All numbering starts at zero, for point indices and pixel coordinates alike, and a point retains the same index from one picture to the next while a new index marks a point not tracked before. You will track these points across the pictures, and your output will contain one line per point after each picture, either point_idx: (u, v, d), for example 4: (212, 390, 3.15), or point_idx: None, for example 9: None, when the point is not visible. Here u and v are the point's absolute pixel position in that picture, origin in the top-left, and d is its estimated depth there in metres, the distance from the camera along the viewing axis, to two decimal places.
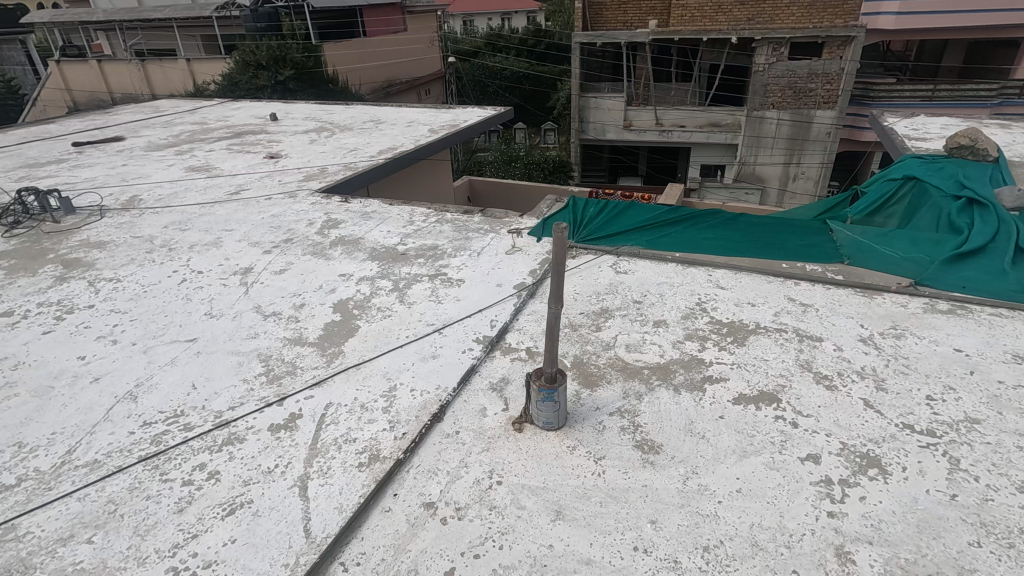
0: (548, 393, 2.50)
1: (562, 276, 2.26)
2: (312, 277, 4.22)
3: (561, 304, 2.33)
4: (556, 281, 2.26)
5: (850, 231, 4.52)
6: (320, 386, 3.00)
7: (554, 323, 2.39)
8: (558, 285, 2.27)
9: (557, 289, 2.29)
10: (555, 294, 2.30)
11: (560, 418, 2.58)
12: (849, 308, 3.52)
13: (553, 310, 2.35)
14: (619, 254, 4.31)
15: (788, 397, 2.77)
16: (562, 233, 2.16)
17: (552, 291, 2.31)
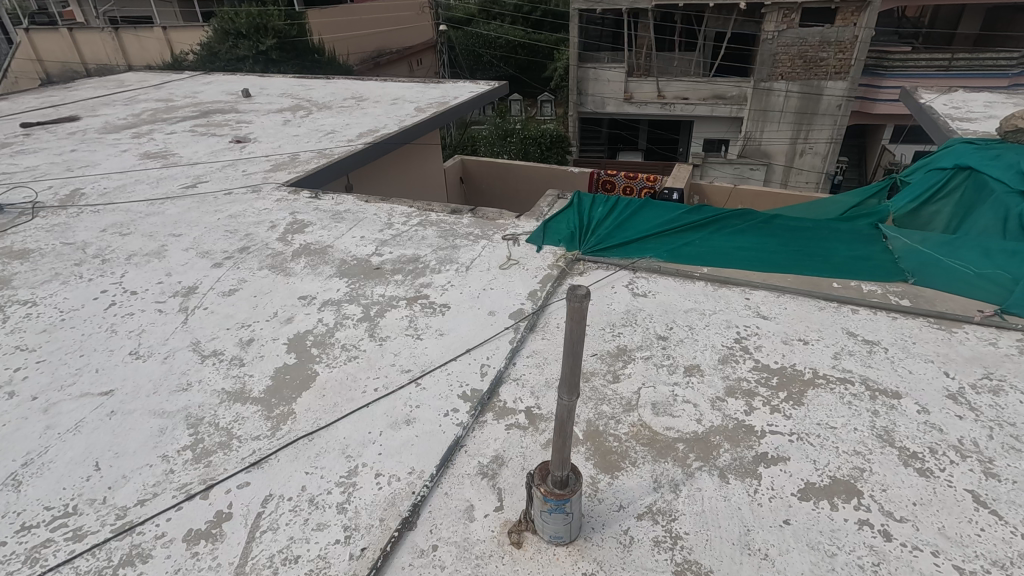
0: (558, 504, 1.82)
1: (578, 358, 1.57)
2: (266, 301, 3.50)
3: (575, 394, 1.64)
4: (569, 364, 1.57)
5: (908, 238, 3.81)
6: (260, 468, 2.32)
7: (565, 417, 1.69)
8: (573, 371, 1.58)
9: (571, 375, 1.60)
10: (569, 382, 1.61)
11: (573, 529, 1.92)
12: (927, 347, 2.84)
13: (564, 401, 1.66)
14: (636, 270, 3.62)
15: (871, 490, 2.11)
16: (579, 303, 1.45)
17: (564, 376, 1.62)
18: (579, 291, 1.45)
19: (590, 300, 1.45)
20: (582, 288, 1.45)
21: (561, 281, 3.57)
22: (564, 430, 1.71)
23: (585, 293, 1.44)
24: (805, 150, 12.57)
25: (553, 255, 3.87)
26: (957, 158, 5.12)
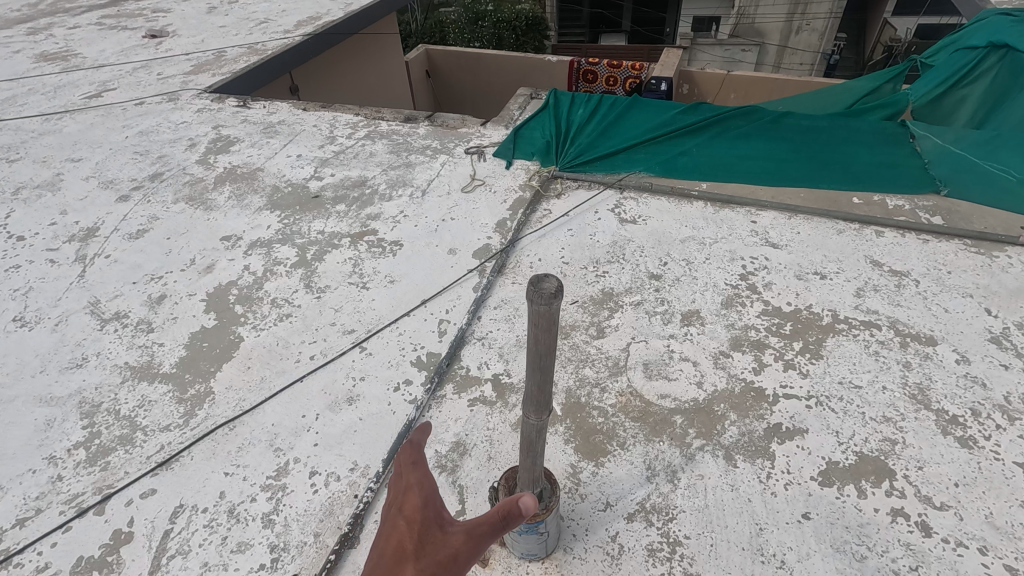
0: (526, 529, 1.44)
1: (548, 373, 1.13)
2: (180, 244, 2.91)
3: (547, 413, 1.22)
4: (536, 381, 1.14)
5: (938, 137, 3.28)
6: (167, 471, 1.89)
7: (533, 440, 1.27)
8: (541, 390, 1.15)
9: (539, 392, 1.17)
10: (536, 401, 1.19)
11: (549, 545, 1.56)
12: (963, 278, 2.41)
13: (532, 421, 1.24)
14: (623, 188, 3.07)
15: (904, 469, 1.76)
16: (547, 306, 1.00)
17: (529, 393, 1.20)
18: (545, 289, 0.99)
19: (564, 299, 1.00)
20: (550, 284, 1.00)
21: (535, 205, 3.01)
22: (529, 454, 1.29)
23: (555, 290, 0.99)
24: (802, 27, 11.37)
25: (525, 173, 3.27)
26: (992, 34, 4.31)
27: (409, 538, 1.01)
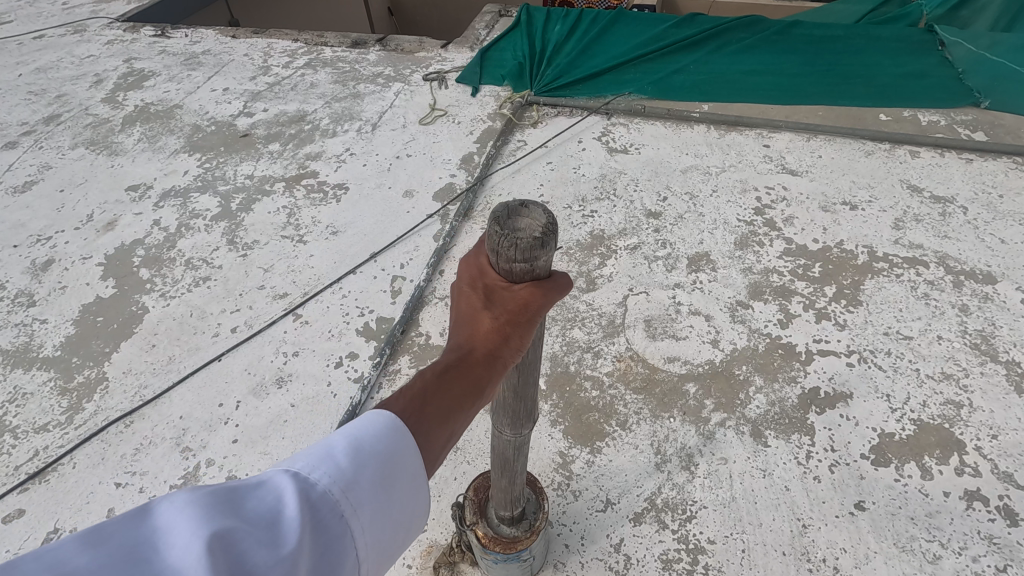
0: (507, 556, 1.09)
1: (528, 373, 0.89)
2: (76, 196, 2.39)
3: (525, 428, 0.96)
4: (513, 384, 0.89)
5: (971, 43, 2.82)
6: (42, 484, 1.47)
7: (511, 456, 0.98)
8: (520, 397, 0.92)
9: (516, 400, 0.92)
10: (512, 412, 0.94)
11: (536, 565, 1.19)
12: (1018, 203, 2.02)
13: (506, 435, 0.97)
14: (611, 113, 2.60)
15: (975, 439, 1.41)
16: (528, 261, 0.76)
17: (501, 402, 0.94)
18: (527, 236, 0.76)
19: (552, 251, 0.78)
20: (536, 232, 0.77)
21: (507, 135, 2.52)
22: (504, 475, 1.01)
23: (540, 238, 0.76)
24: None
25: (495, 100, 2.76)
26: None
27: (472, 317, 0.78)
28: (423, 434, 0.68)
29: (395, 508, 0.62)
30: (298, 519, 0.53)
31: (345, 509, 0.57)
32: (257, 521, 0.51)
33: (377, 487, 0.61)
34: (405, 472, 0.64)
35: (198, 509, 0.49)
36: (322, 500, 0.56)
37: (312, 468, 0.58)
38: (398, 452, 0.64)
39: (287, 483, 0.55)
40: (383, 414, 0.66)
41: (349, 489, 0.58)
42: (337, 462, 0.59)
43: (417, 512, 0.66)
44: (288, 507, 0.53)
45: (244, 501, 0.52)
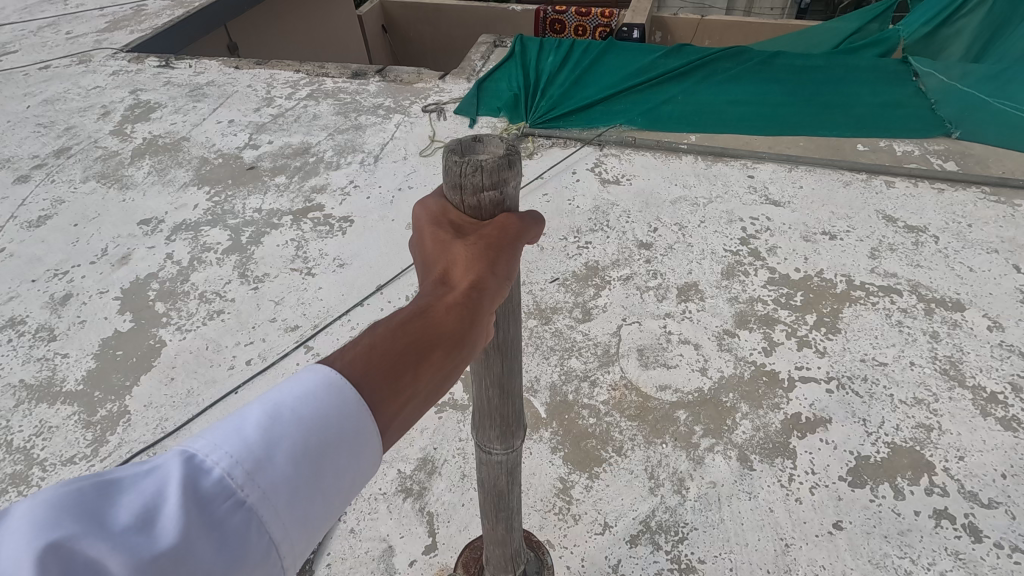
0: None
1: (509, 394, 1.01)
2: (90, 231, 2.47)
3: (511, 445, 1.08)
4: (497, 405, 1.01)
5: (943, 74, 2.97)
6: None
7: (504, 485, 1.12)
8: (505, 416, 1.03)
9: (502, 419, 1.04)
10: (499, 430, 1.05)
11: None
12: (986, 231, 2.15)
13: (497, 451, 1.08)
14: (603, 144, 2.71)
15: (944, 460, 1.52)
16: (499, 180, 0.83)
17: (485, 425, 1.05)
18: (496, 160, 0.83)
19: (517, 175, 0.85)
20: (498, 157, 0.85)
21: None
22: (500, 512, 1.16)
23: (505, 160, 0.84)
24: None
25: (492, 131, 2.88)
26: None
27: (441, 254, 0.78)
28: (386, 386, 0.62)
29: (321, 484, 0.58)
30: (180, 509, 0.48)
31: (251, 489, 0.53)
32: (128, 521, 0.46)
33: (292, 460, 0.56)
34: (338, 439, 0.59)
35: (50, 513, 0.44)
36: (220, 483, 0.51)
37: (212, 448, 0.53)
38: (326, 418, 0.59)
39: (172, 473, 0.50)
40: (314, 374, 0.61)
41: (256, 468, 0.53)
42: (245, 440, 0.55)
43: (359, 477, 0.62)
44: (174, 493, 0.49)
45: (117, 499, 0.48)
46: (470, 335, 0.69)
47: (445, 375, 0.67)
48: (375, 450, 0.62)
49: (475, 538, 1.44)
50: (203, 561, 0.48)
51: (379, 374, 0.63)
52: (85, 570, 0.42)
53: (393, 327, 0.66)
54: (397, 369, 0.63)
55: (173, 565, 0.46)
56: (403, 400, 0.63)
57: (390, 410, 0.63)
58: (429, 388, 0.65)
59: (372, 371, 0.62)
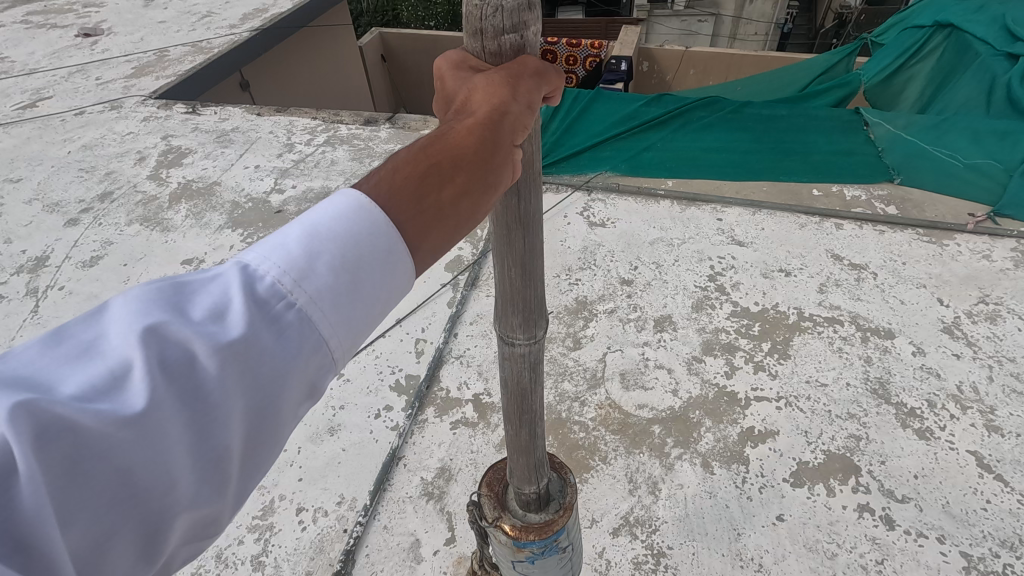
0: (543, 539, 1.26)
1: (533, 279, 1.05)
2: (139, 270, 2.80)
3: (535, 334, 1.12)
4: (520, 289, 1.05)
5: (891, 123, 3.38)
6: None
7: (526, 381, 1.19)
8: (527, 301, 1.07)
9: (525, 307, 1.08)
10: (522, 319, 1.09)
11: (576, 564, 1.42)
12: (918, 268, 2.52)
13: (519, 341, 1.13)
14: (591, 188, 3.07)
15: (868, 464, 1.86)
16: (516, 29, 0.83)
17: (506, 314, 1.10)
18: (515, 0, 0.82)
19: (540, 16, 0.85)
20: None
21: None
22: (523, 414, 1.23)
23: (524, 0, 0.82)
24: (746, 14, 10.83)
25: None
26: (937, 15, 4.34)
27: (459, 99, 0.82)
28: (408, 210, 0.70)
29: (362, 292, 0.67)
30: (234, 313, 0.61)
31: (296, 296, 0.63)
32: (201, 316, 0.61)
33: (329, 272, 0.65)
34: (371, 256, 0.68)
35: (146, 304, 0.60)
36: (270, 291, 0.63)
37: (262, 262, 0.65)
38: (357, 235, 0.67)
39: (229, 280, 0.63)
40: (347, 196, 0.70)
41: (298, 279, 0.64)
42: (290, 251, 0.65)
43: (396, 290, 0.71)
44: (230, 299, 0.62)
45: (193, 300, 0.62)
46: (490, 162, 0.75)
47: (471, 198, 0.73)
48: (407, 267, 0.71)
49: (497, 463, 1.45)
50: (260, 352, 0.61)
51: (404, 195, 0.70)
52: (169, 350, 0.58)
53: (412, 153, 0.73)
54: (421, 191, 0.71)
55: (236, 353, 0.60)
56: (432, 222, 0.71)
57: (419, 228, 0.71)
58: (456, 209, 0.72)
59: (396, 193, 0.70)
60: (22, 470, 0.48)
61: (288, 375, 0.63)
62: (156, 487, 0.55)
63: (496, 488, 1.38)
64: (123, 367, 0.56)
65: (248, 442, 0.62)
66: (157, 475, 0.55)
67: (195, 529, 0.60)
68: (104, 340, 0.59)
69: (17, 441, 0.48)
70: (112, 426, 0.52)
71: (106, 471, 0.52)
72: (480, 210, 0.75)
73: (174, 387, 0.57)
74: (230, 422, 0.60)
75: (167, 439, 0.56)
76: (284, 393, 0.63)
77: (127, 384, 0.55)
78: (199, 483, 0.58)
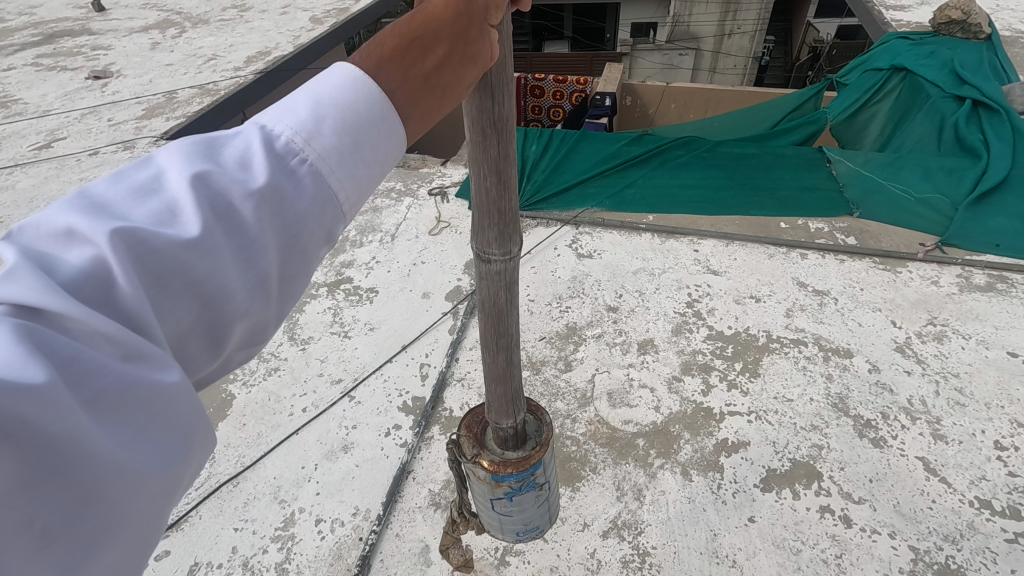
0: (520, 472, 1.51)
1: (508, 188, 1.17)
2: None
3: (510, 249, 1.26)
4: (495, 199, 1.17)
5: (851, 160, 3.68)
6: (179, 531, 2.03)
7: (502, 301, 1.36)
8: (502, 215, 1.19)
9: (501, 219, 1.20)
10: (498, 236, 1.23)
11: (545, 516, 1.76)
12: (874, 293, 2.79)
13: (496, 257, 1.27)
14: (578, 223, 3.34)
15: (830, 470, 2.09)
16: None
17: (482, 232, 1.23)
18: None
19: None
20: None
21: None
22: (499, 338, 1.44)
23: None
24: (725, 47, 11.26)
25: None
26: (894, 57, 4.56)
27: None
28: (396, 76, 0.79)
29: (362, 148, 0.75)
30: (259, 164, 0.70)
31: (309, 152, 0.72)
32: (234, 162, 0.69)
33: (334, 132, 0.73)
34: (369, 118, 0.76)
35: (187, 156, 0.68)
36: (288, 144, 0.71)
37: (276, 124, 0.72)
38: (355, 100, 0.76)
39: (253, 138, 0.71)
40: (342, 67, 0.78)
41: (310, 136, 0.72)
42: (299, 116, 0.73)
43: (390, 153, 0.79)
44: (255, 152, 0.70)
45: (222, 152, 0.70)
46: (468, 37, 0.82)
47: (451, 73, 0.83)
48: (401, 132, 0.80)
49: (478, 410, 1.71)
50: (289, 194, 0.70)
51: (392, 65, 0.79)
52: (212, 191, 0.66)
53: (396, 27, 0.81)
54: (406, 62, 0.80)
55: (266, 198, 0.68)
56: (418, 93, 0.80)
57: (407, 93, 0.80)
58: (440, 84, 0.82)
59: (386, 63, 0.79)
60: (105, 278, 0.57)
61: (313, 216, 0.72)
62: (218, 302, 0.65)
63: (475, 430, 1.63)
64: (177, 206, 0.65)
65: (284, 269, 0.72)
66: (217, 294, 0.65)
67: (246, 334, 0.72)
68: (158, 179, 0.67)
69: (108, 259, 0.57)
70: (179, 249, 0.61)
71: (179, 284, 0.62)
72: (461, 88, 0.84)
73: (223, 223, 0.66)
74: (269, 254, 0.69)
75: (222, 264, 0.65)
76: (308, 235, 0.72)
77: (183, 216, 0.64)
78: (249, 299, 0.69)
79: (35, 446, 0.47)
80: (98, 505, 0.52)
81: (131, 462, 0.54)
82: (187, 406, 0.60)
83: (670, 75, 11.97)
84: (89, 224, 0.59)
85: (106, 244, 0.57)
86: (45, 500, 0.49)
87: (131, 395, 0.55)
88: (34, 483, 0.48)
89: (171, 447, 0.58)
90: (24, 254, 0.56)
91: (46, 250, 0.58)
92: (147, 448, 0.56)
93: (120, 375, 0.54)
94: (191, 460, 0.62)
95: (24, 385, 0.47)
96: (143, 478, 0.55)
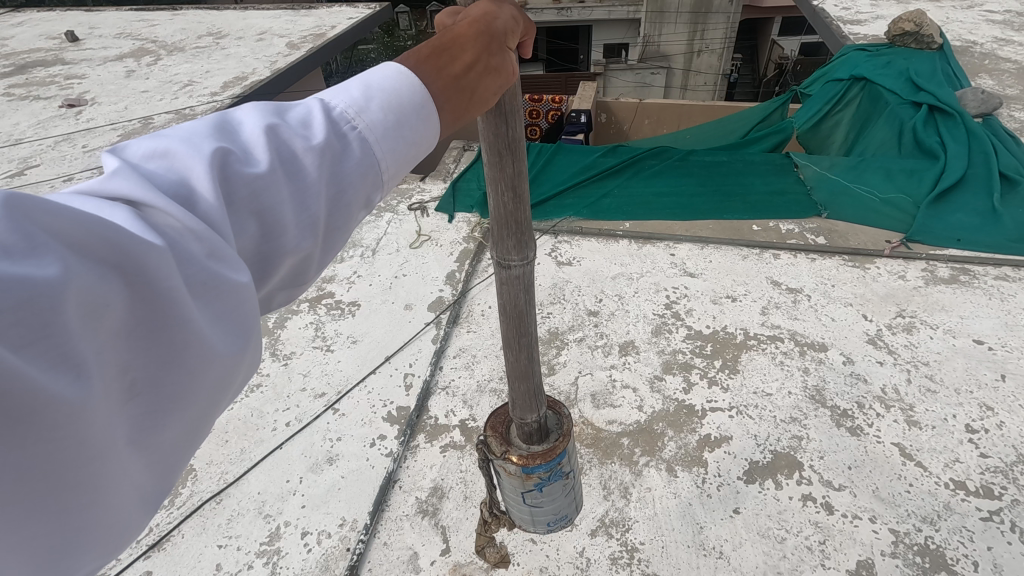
0: (547, 463, 1.52)
1: (521, 200, 1.20)
2: None
3: (527, 254, 1.29)
4: (512, 207, 1.20)
5: (817, 165, 3.81)
6: (160, 551, 1.99)
7: (521, 304, 1.39)
8: (518, 224, 1.23)
9: (516, 227, 1.23)
10: (516, 241, 1.25)
11: (575, 506, 1.76)
12: (845, 290, 2.87)
13: (514, 263, 1.30)
14: (557, 231, 3.40)
15: (810, 459, 2.13)
16: None
17: (503, 242, 1.26)
18: None
19: None
20: None
21: (479, 255, 3.27)
22: (520, 337, 1.46)
23: None
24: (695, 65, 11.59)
25: (467, 225, 3.54)
26: (853, 68, 4.72)
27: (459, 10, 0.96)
28: (428, 81, 0.87)
29: (404, 132, 0.82)
30: (319, 125, 0.78)
31: (359, 125, 0.79)
32: (298, 120, 0.77)
33: (382, 110, 0.81)
34: (412, 108, 0.83)
35: (262, 110, 0.77)
36: (341, 115, 0.80)
37: (335, 99, 0.81)
38: (399, 90, 0.83)
39: (318, 103, 0.80)
40: (388, 63, 0.86)
41: (362, 110, 0.80)
42: (353, 95, 0.81)
43: (426, 138, 0.86)
44: (316, 115, 0.78)
45: (289, 111, 0.79)
46: (488, 52, 0.89)
47: (478, 79, 0.89)
48: (436, 124, 0.87)
49: (498, 410, 1.71)
50: (342, 155, 0.79)
51: (425, 69, 0.87)
52: (280, 141, 0.75)
53: (430, 40, 0.90)
54: (438, 66, 0.87)
55: (322, 153, 0.76)
56: (446, 94, 0.87)
57: (438, 97, 0.87)
58: (468, 86, 0.88)
59: (421, 67, 0.87)
60: (191, 197, 0.65)
61: (360, 178, 0.80)
62: (275, 235, 0.73)
63: (501, 428, 1.63)
64: (250, 151, 0.73)
65: (332, 220, 0.79)
66: (275, 224, 0.73)
67: (290, 273, 0.79)
68: (234, 125, 0.76)
69: (195, 176, 0.66)
70: (251, 178, 0.70)
71: (246, 208, 0.70)
72: (487, 94, 0.90)
73: (285, 167, 0.74)
74: (320, 201, 0.76)
75: (282, 201, 0.73)
76: (353, 192, 0.80)
77: (254, 154, 0.72)
78: (300, 238, 0.75)
79: (145, 298, 0.57)
80: (177, 371, 0.60)
81: (209, 341, 0.62)
82: (250, 309, 0.67)
83: (643, 93, 12.24)
84: (184, 148, 0.68)
85: (196, 163, 0.66)
86: (144, 349, 0.58)
87: (214, 286, 0.63)
88: (135, 332, 0.57)
89: (237, 341, 0.66)
90: (129, 165, 0.65)
91: (145, 165, 0.67)
92: (222, 335, 0.64)
93: (204, 267, 0.61)
94: (246, 361, 0.69)
95: (145, 245, 0.56)
96: (214, 357, 0.63)
